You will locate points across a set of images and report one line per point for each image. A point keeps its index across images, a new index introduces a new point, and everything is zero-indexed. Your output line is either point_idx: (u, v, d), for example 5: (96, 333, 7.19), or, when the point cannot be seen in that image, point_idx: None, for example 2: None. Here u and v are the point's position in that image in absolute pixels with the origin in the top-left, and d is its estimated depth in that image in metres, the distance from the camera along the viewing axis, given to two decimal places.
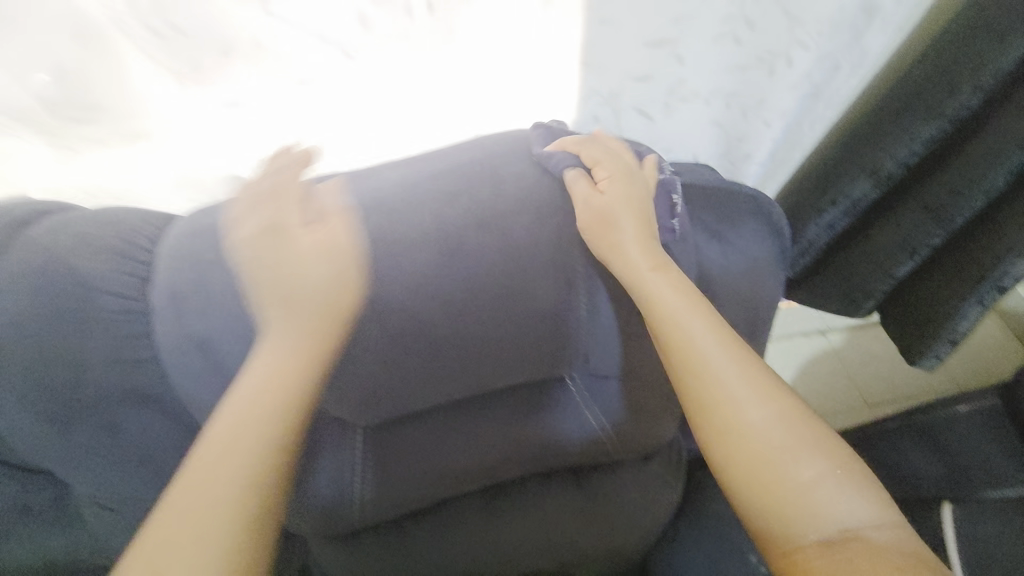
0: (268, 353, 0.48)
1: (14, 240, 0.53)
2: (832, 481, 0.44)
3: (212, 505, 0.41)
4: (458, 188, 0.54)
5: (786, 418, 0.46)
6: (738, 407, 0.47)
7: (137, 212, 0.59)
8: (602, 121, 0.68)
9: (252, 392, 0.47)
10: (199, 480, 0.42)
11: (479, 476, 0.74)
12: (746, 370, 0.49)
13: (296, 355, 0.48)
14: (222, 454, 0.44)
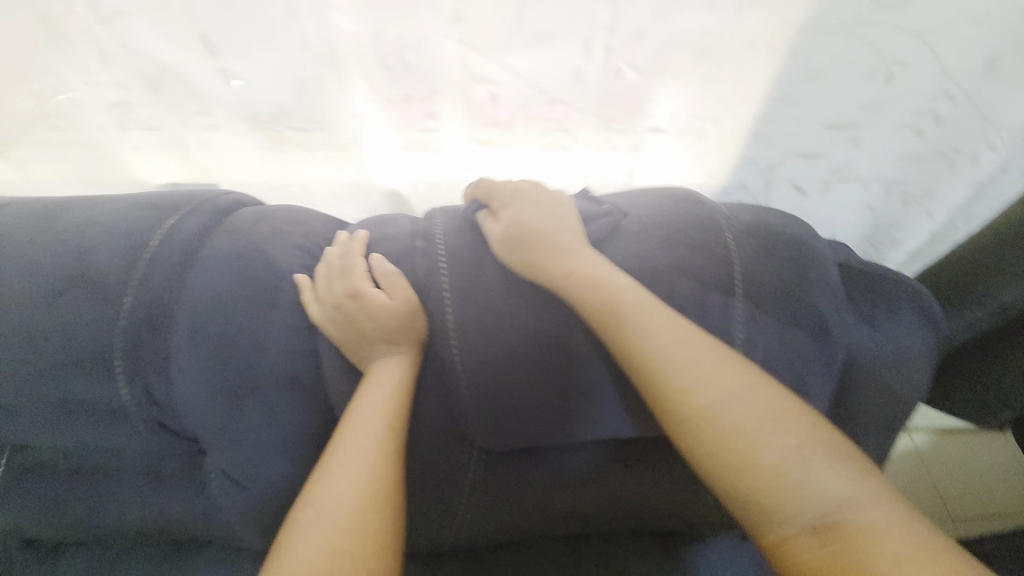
0: (383, 398, 0.53)
1: (217, 226, 0.58)
2: (843, 495, 0.38)
3: (337, 527, 0.44)
4: (625, 236, 0.58)
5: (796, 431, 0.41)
6: (758, 432, 0.41)
7: (316, 216, 0.65)
8: (751, 188, 0.69)
9: (356, 423, 0.51)
10: (342, 508, 0.45)
11: (569, 523, 0.70)
12: (690, 349, 0.46)
13: (394, 393, 0.53)
14: (331, 497, 0.46)
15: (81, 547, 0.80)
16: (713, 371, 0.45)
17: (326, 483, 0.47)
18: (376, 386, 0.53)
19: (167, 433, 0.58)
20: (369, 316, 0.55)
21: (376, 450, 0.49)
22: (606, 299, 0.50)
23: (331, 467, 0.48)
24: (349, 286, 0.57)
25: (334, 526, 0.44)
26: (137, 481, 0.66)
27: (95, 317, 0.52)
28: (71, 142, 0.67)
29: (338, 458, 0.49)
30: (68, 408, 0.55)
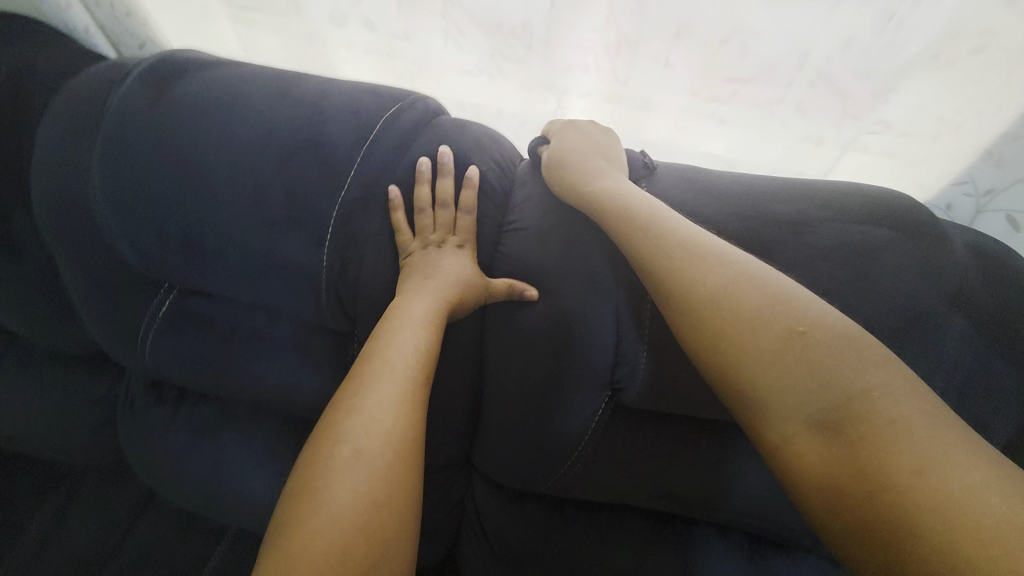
0: (427, 281, 0.55)
1: (427, 126, 0.60)
2: (930, 423, 0.33)
3: (384, 386, 0.45)
4: (863, 224, 0.51)
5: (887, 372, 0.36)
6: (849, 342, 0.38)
7: (507, 142, 0.66)
8: (954, 211, 0.65)
9: (413, 326, 0.50)
10: (403, 392, 0.45)
11: (673, 501, 0.70)
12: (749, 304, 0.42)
13: (438, 308, 0.53)
14: (378, 346, 0.48)
15: (201, 401, 0.85)
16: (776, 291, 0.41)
17: (388, 367, 0.46)
18: (430, 291, 0.54)
19: (342, 311, 0.61)
20: (441, 273, 0.55)
21: (415, 308, 0.52)
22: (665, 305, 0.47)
23: (384, 335, 0.49)
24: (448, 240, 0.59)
25: (385, 372, 0.46)
26: (287, 350, 0.70)
27: (318, 183, 0.55)
28: (294, 21, 0.69)
29: (393, 327, 0.50)
30: (266, 264, 0.58)
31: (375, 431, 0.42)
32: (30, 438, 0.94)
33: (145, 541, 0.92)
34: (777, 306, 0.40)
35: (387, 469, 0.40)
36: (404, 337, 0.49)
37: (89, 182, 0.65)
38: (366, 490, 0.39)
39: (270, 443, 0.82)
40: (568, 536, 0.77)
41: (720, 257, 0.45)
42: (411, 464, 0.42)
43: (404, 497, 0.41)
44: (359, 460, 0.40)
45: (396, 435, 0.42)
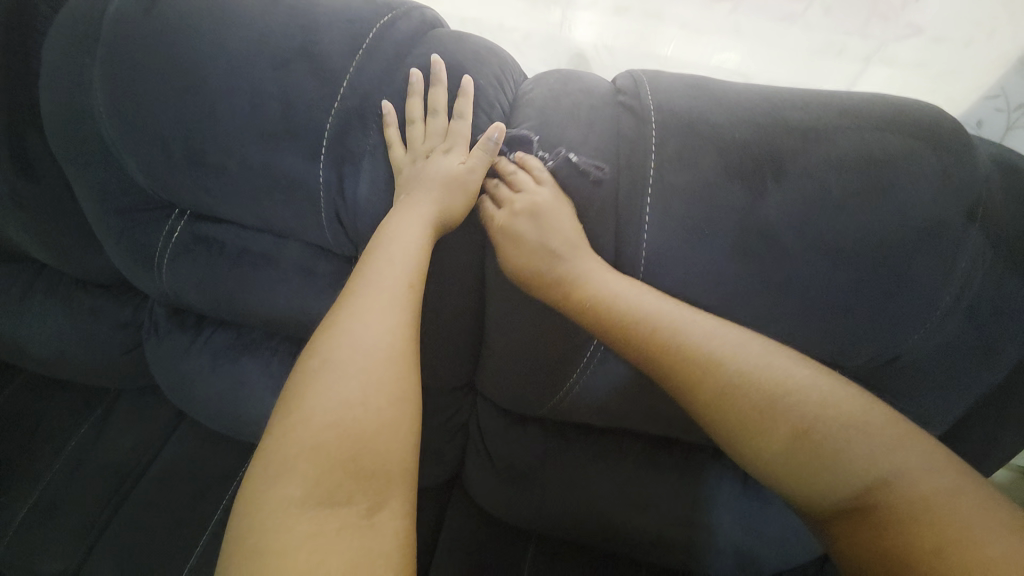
0: (423, 196, 0.54)
1: (423, 35, 0.58)
2: (956, 483, 0.39)
3: (373, 299, 0.47)
4: (879, 132, 0.48)
5: (900, 440, 0.42)
6: (860, 422, 0.43)
7: (507, 54, 0.62)
8: (985, 127, 0.61)
9: (405, 241, 0.51)
10: (389, 304, 0.47)
11: (666, 425, 0.71)
12: (746, 413, 0.45)
13: (431, 220, 0.54)
14: (372, 262, 0.50)
15: (220, 327, 0.89)
16: (781, 384, 0.45)
17: (377, 284, 0.48)
18: (419, 211, 0.53)
19: (343, 232, 0.61)
20: (437, 175, 0.55)
21: (411, 221, 0.53)
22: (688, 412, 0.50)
23: (372, 257, 0.50)
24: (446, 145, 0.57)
25: (366, 294, 0.47)
26: (294, 274, 0.71)
27: (312, 93, 0.54)
28: None
29: (381, 252, 0.51)
30: (267, 182, 0.58)
31: (362, 341, 0.44)
32: (65, 363, 1.00)
33: (177, 457, 0.99)
34: (792, 404, 0.44)
35: (365, 378, 0.42)
36: (398, 252, 0.51)
37: (94, 101, 0.65)
38: (345, 396, 0.41)
39: (285, 367, 0.86)
40: (565, 456, 0.80)
41: (735, 358, 0.47)
42: (388, 374, 0.43)
43: (379, 404, 0.42)
44: (336, 371, 0.43)
45: (380, 342, 0.44)
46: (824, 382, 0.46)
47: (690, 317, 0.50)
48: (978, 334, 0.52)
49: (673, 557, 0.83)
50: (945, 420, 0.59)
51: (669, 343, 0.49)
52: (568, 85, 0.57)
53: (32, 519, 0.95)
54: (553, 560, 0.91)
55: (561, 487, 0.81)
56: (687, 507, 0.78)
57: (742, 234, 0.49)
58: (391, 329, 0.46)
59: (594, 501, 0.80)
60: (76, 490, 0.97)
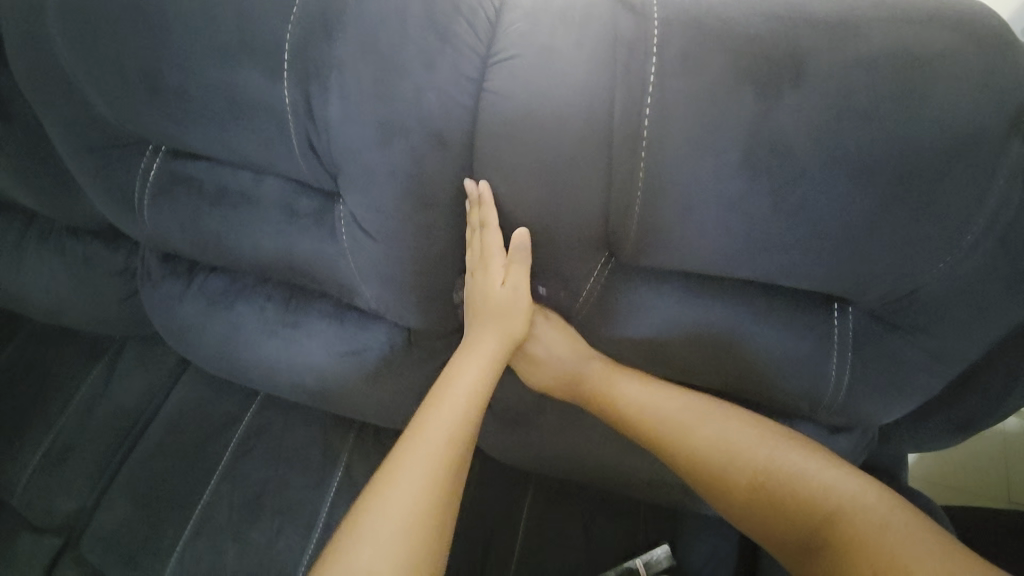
0: (487, 337, 0.61)
1: None
2: (894, 519, 0.48)
3: (440, 436, 0.53)
4: (915, 26, 0.42)
5: (834, 482, 0.52)
6: (800, 475, 0.54)
7: None
8: None
9: (470, 386, 0.57)
10: (449, 449, 0.53)
11: (669, 369, 0.67)
12: (708, 469, 0.58)
13: (497, 361, 0.60)
14: (439, 394, 0.57)
15: (211, 274, 0.88)
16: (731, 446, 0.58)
17: (442, 423, 0.54)
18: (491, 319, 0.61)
19: (316, 161, 0.57)
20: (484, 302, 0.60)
21: (482, 370, 0.59)
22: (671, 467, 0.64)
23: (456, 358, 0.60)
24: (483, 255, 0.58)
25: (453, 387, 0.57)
26: (274, 213, 0.68)
27: (271, 0, 0.49)
28: None
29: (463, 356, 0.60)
30: (232, 106, 0.54)
31: (418, 478, 0.50)
32: (66, 312, 1.00)
33: (183, 402, 1.01)
34: (744, 466, 0.57)
35: (437, 460, 0.51)
36: (469, 400, 0.57)
37: (49, 25, 0.61)
38: (419, 475, 0.50)
39: (278, 313, 0.84)
40: (563, 399, 0.79)
41: (695, 431, 0.60)
42: (460, 456, 0.53)
43: (452, 486, 0.52)
44: (423, 451, 0.52)
45: (435, 485, 0.50)
46: (775, 442, 0.57)
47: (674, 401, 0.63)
48: (1013, 262, 0.46)
49: (672, 497, 0.82)
50: (965, 358, 0.55)
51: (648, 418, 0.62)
52: None
53: (49, 459, 0.99)
54: (552, 500, 0.92)
55: (558, 429, 0.80)
56: None
57: (748, 148, 0.44)
58: (463, 442, 0.54)
59: (592, 442, 0.80)
60: (89, 433, 1.00)
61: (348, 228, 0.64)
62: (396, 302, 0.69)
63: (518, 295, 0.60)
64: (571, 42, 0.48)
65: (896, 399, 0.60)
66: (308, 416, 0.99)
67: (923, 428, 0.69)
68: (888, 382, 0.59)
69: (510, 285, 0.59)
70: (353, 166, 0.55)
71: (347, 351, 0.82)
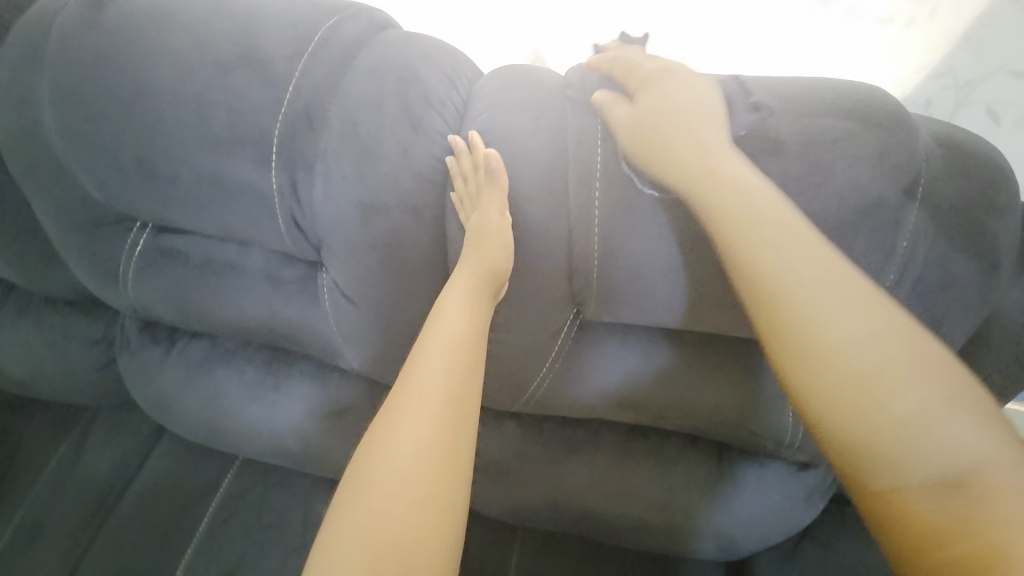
0: (462, 291, 0.54)
1: (373, 37, 0.58)
2: (950, 429, 0.35)
3: (428, 390, 0.47)
4: (820, 117, 0.49)
5: (896, 330, 0.39)
6: (864, 342, 0.39)
7: (460, 53, 0.62)
8: (934, 107, 0.62)
9: (461, 320, 0.51)
10: (438, 401, 0.46)
11: (639, 416, 0.71)
12: (869, 361, 0.38)
13: (477, 304, 0.53)
14: (411, 367, 0.49)
15: (192, 339, 0.88)
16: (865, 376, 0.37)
17: (415, 387, 0.47)
18: (462, 293, 0.54)
19: (300, 235, 0.61)
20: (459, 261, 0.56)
21: (456, 329, 0.51)
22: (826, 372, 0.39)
23: (407, 371, 0.49)
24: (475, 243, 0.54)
25: (403, 408, 0.47)
26: (259, 281, 0.71)
27: (259, 99, 0.54)
28: None
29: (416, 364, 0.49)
30: (221, 190, 0.58)
31: (401, 445, 0.44)
32: (39, 383, 0.99)
33: (158, 471, 0.98)
34: (790, 300, 0.41)
35: (406, 483, 0.43)
36: (451, 348, 0.50)
37: (44, 116, 0.65)
38: (419, 412, 0.46)
39: (260, 375, 0.85)
40: (543, 450, 0.81)
41: (762, 237, 0.43)
42: (440, 462, 0.44)
43: (469, 431, 0.47)
44: (381, 476, 0.43)
45: (428, 436, 0.45)
46: (814, 254, 0.42)
47: (718, 153, 0.47)
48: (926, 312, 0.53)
49: (655, 541, 0.84)
50: None
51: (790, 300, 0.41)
52: (519, 84, 0.58)
53: (17, 538, 0.95)
54: (539, 552, 0.91)
55: (540, 479, 0.82)
56: (664, 491, 0.79)
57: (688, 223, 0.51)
58: (457, 375, 0.48)
59: (575, 493, 0.81)
60: (57, 509, 0.96)
61: (330, 295, 0.67)
62: (376, 362, 0.71)
63: (485, 226, 0.54)
64: (529, 130, 0.56)
65: None
66: (289, 478, 0.97)
67: None
68: None
69: (478, 211, 0.55)
70: (335, 240, 0.60)
71: (330, 410, 0.83)
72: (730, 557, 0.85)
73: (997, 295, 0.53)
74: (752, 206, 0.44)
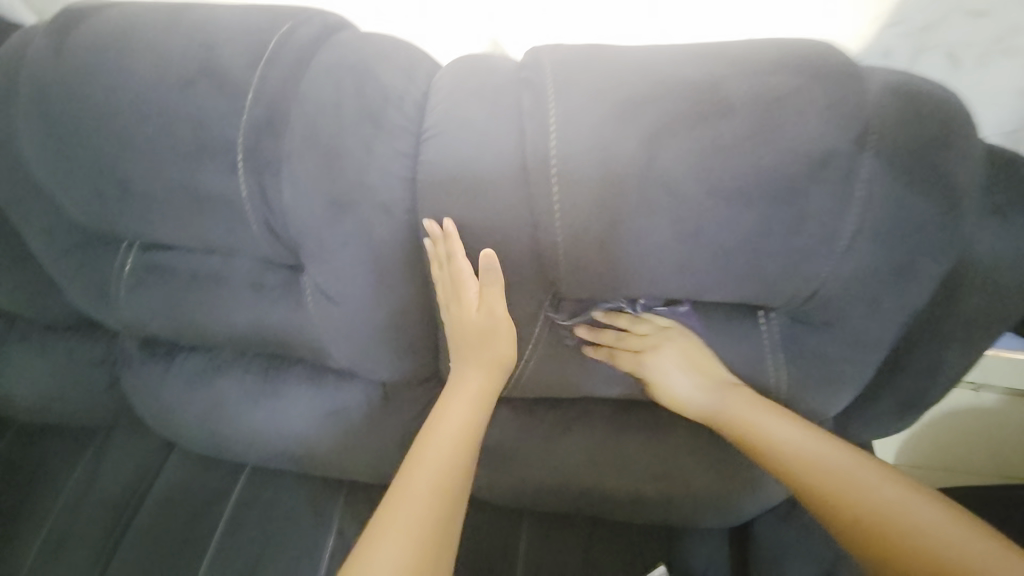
0: (468, 385, 0.64)
1: (327, 39, 0.59)
2: (906, 508, 0.52)
3: (440, 461, 0.58)
4: (764, 75, 0.50)
5: (864, 465, 0.56)
6: (862, 494, 0.54)
7: (415, 45, 0.63)
8: (893, 57, 0.63)
9: (469, 402, 0.63)
10: (447, 471, 0.57)
11: (622, 387, 0.73)
12: (854, 473, 0.56)
13: (483, 390, 0.63)
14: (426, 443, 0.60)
15: (190, 353, 0.90)
16: (847, 484, 0.55)
17: (429, 457, 0.58)
18: (464, 394, 0.64)
19: (276, 239, 0.63)
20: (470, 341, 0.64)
21: (466, 414, 0.62)
22: (829, 488, 0.56)
23: (420, 448, 0.59)
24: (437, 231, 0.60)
25: (404, 494, 0.55)
26: (244, 289, 0.72)
27: (219, 109, 0.55)
28: None
29: (419, 459, 0.58)
30: (194, 201, 0.60)
31: (414, 504, 0.54)
32: (50, 408, 1.02)
33: (171, 484, 1.01)
34: (789, 451, 0.60)
35: (417, 539, 0.51)
36: (464, 434, 0.61)
37: (22, 146, 0.67)
38: (433, 476, 0.56)
39: (257, 382, 0.87)
40: (537, 432, 0.82)
41: (762, 411, 0.63)
42: (444, 523, 0.54)
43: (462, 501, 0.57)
44: (397, 528, 0.52)
45: (438, 498, 0.55)
46: (804, 429, 0.61)
47: (760, 409, 0.63)
48: (891, 259, 0.53)
49: (655, 512, 0.85)
50: (884, 344, 0.61)
51: (794, 452, 0.60)
52: (474, 73, 0.59)
53: (38, 560, 0.98)
54: (545, 532, 0.93)
55: (538, 460, 0.83)
56: (660, 462, 0.80)
57: (646, 194, 0.51)
58: (464, 452, 0.60)
59: (573, 470, 0.82)
60: (77, 528, 1.00)
61: (313, 296, 0.69)
62: (365, 358, 0.73)
63: (493, 322, 0.63)
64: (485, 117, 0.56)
65: (834, 389, 0.65)
66: (298, 480, 1.00)
67: (874, 416, 0.73)
68: (820, 377, 0.64)
69: (482, 310, 0.62)
70: (309, 241, 0.61)
71: (327, 410, 0.85)
72: (733, 522, 0.85)
73: (963, 236, 0.53)
74: (767, 413, 0.62)
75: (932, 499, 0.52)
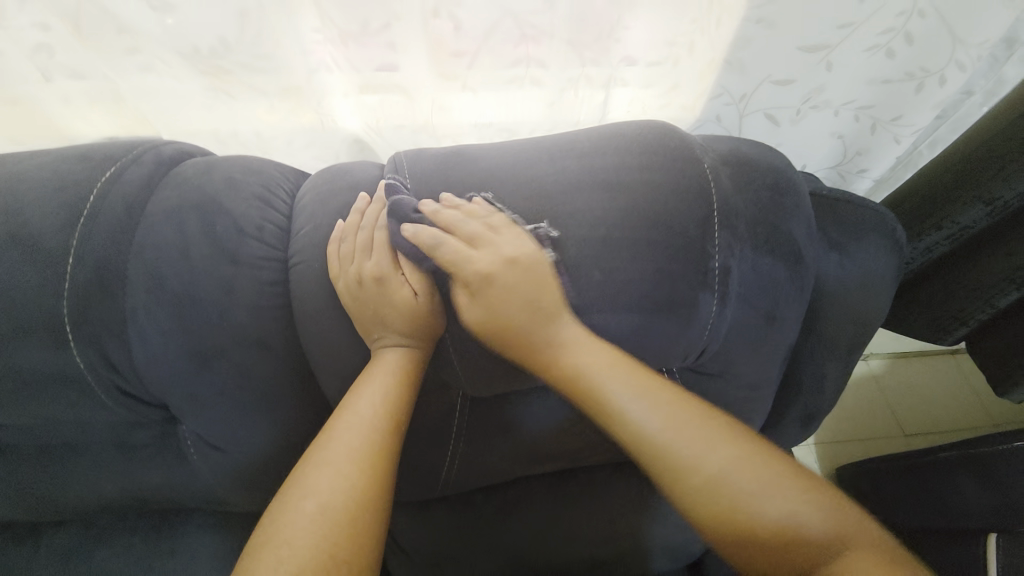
0: (399, 361, 0.53)
1: (163, 179, 0.55)
2: (734, 472, 0.45)
3: (354, 446, 0.48)
4: (611, 169, 0.53)
5: (719, 438, 0.47)
6: (677, 447, 0.47)
7: (270, 164, 0.60)
8: (724, 120, 0.70)
9: (390, 375, 0.52)
10: (362, 459, 0.48)
11: (551, 464, 0.71)
12: (718, 440, 0.47)
13: (409, 376, 0.53)
14: (344, 422, 0.50)
15: (59, 527, 0.77)
16: (677, 457, 0.46)
17: (344, 438, 0.49)
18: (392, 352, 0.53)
19: (132, 400, 0.55)
20: (393, 310, 0.53)
21: (392, 390, 0.52)
22: (680, 440, 0.47)
23: (336, 427, 0.49)
24: (392, 326, 0.53)
25: (317, 485, 0.46)
26: (108, 453, 0.63)
27: (35, 280, 0.48)
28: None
29: (327, 457, 0.47)
30: (20, 381, 0.51)
31: (317, 501, 0.45)
32: None
33: None
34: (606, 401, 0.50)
35: (314, 547, 0.42)
36: (386, 415, 0.51)
37: None
38: (348, 461, 0.47)
39: (150, 543, 0.75)
40: (478, 523, 0.78)
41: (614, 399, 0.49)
42: (354, 524, 0.45)
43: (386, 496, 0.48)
44: (291, 532, 0.43)
45: (351, 492, 0.46)
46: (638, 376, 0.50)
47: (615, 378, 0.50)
48: (759, 308, 0.57)
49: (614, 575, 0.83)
50: (774, 380, 0.64)
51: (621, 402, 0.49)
52: (338, 193, 0.58)
53: None
54: None
55: (484, 552, 0.79)
56: (606, 526, 0.79)
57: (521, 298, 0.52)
58: (386, 434, 0.50)
59: (523, 553, 0.79)
60: None
61: (193, 448, 0.60)
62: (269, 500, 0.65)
63: (421, 299, 0.54)
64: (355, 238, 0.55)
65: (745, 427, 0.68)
66: None
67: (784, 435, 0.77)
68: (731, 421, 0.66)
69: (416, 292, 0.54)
70: (174, 397, 0.54)
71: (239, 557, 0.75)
72: (685, 562, 0.86)
73: (812, 276, 0.59)
74: (623, 387, 0.49)
75: (789, 484, 0.44)
